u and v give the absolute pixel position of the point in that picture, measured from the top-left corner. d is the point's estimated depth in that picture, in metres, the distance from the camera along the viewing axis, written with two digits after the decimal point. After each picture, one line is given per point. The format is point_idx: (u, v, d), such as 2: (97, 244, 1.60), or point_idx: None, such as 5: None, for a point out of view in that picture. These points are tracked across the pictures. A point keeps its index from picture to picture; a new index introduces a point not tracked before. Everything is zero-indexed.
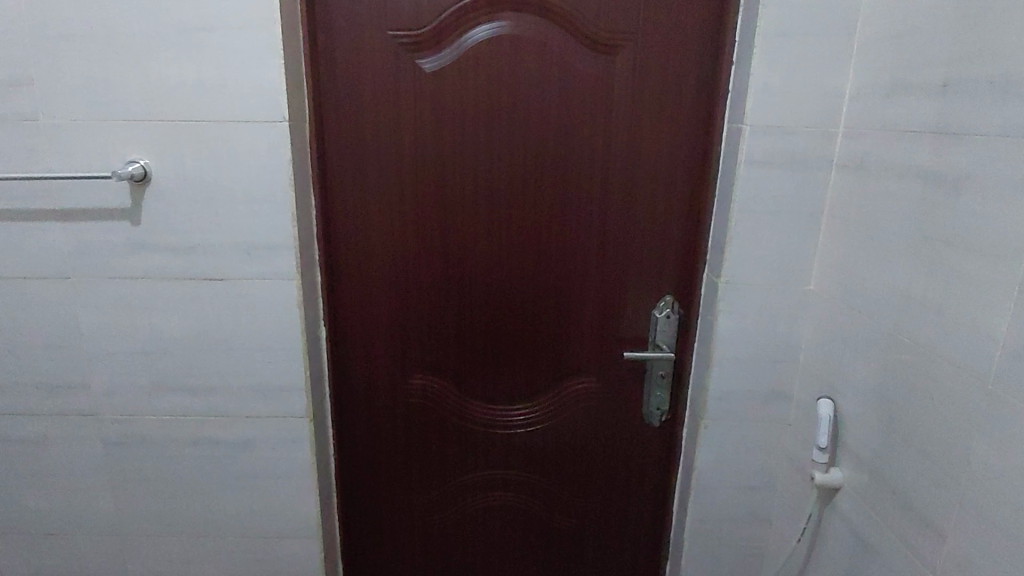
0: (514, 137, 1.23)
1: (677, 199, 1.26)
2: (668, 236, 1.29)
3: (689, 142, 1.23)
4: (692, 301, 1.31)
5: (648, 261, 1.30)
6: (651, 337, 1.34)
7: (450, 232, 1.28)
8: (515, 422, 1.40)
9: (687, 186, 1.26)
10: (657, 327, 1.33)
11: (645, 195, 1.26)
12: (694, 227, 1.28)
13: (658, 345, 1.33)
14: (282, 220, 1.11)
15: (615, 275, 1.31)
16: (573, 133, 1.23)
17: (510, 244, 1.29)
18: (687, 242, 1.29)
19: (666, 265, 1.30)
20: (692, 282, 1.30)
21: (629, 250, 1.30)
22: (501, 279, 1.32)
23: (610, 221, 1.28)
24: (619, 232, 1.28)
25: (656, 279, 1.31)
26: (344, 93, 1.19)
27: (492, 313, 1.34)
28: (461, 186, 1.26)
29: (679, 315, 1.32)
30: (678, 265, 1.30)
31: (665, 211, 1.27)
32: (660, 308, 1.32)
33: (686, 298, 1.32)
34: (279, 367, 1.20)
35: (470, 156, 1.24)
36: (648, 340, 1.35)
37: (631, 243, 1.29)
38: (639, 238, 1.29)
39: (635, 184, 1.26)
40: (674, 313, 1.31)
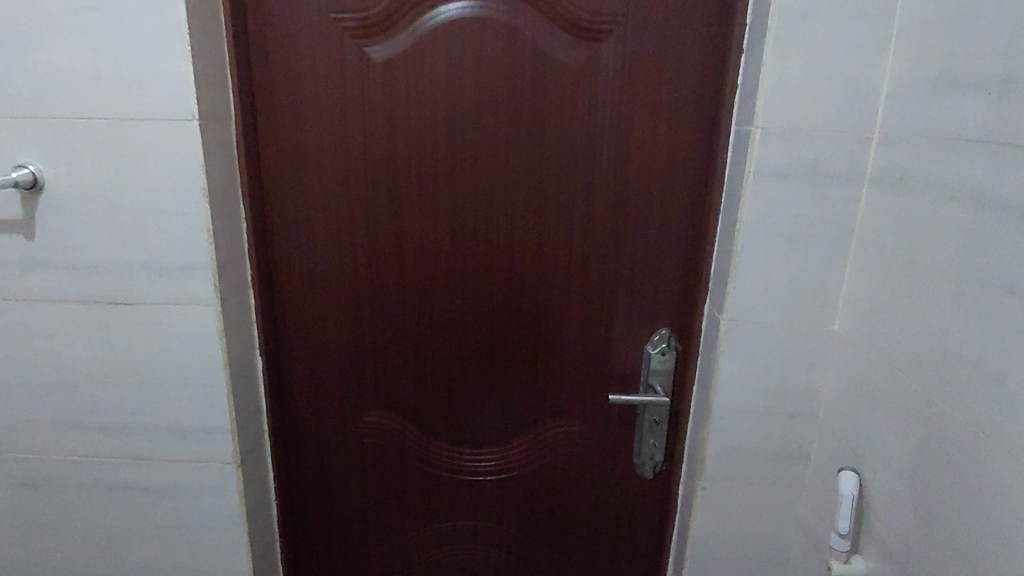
0: (480, 140, 1.04)
1: (675, 215, 1.06)
2: (665, 259, 1.08)
3: (690, 148, 1.03)
4: (691, 335, 1.10)
5: (639, 288, 1.10)
6: (644, 376, 1.14)
7: (407, 251, 1.10)
8: (485, 468, 1.21)
9: (687, 201, 1.05)
10: (651, 365, 1.13)
11: (635, 209, 1.06)
12: (696, 249, 1.07)
13: (653, 387, 1.13)
14: (195, 236, 0.95)
15: (601, 304, 1.11)
16: (550, 137, 1.03)
17: (477, 266, 1.11)
18: (687, 266, 1.08)
19: (661, 293, 1.10)
20: (693, 314, 1.09)
21: (617, 275, 1.10)
22: (467, 304, 1.13)
23: (594, 240, 1.08)
24: (604, 254, 1.09)
25: (649, 309, 1.11)
26: (282, 89, 1.02)
27: (457, 343, 1.15)
28: (418, 197, 1.07)
29: (677, 352, 1.12)
30: (676, 293, 1.10)
31: (661, 229, 1.07)
32: (654, 342, 1.12)
33: (686, 331, 1.11)
34: (199, 405, 1.03)
35: (427, 163, 1.05)
36: (639, 380, 1.15)
37: (618, 266, 1.09)
38: (629, 261, 1.09)
39: (624, 198, 1.06)
40: (670, 350, 1.11)
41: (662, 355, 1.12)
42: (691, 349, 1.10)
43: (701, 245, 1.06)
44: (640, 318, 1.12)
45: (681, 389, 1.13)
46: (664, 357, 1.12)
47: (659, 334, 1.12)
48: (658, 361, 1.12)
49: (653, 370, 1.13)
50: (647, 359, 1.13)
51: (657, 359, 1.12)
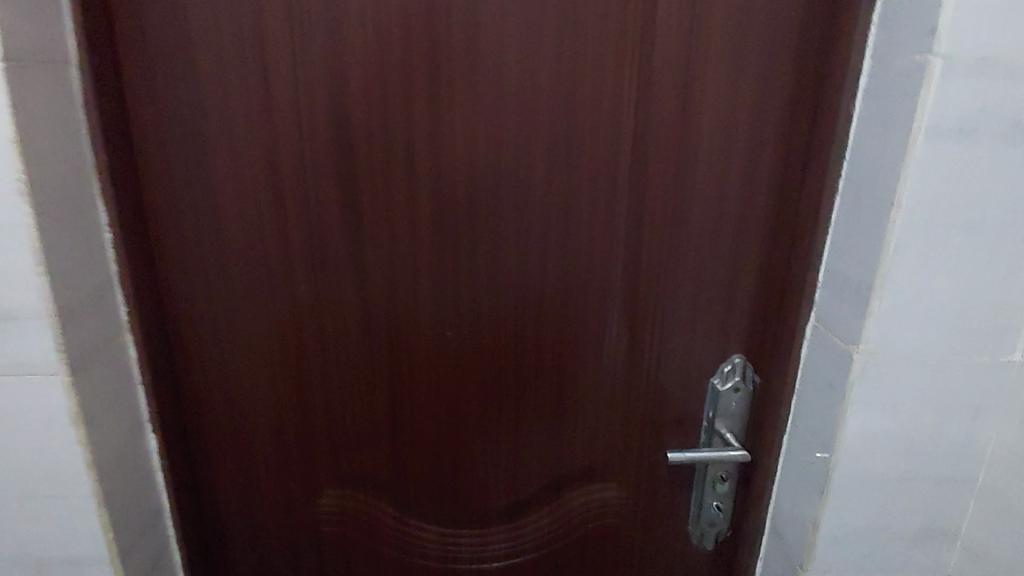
0: (476, 96, 0.68)
1: (761, 198, 0.74)
2: (744, 262, 0.76)
3: (786, 100, 0.70)
4: (779, 366, 0.79)
5: (707, 304, 0.78)
6: (707, 420, 0.83)
7: (370, 267, 0.74)
8: (491, 553, 0.88)
9: (777, 180, 0.73)
10: (718, 406, 0.82)
11: (703, 193, 0.73)
12: (791, 246, 0.74)
13: (721, 435, 0.82)
14: (14, 266, 0.57)
15: (652, 329, 0.79)
16: (583, 92, 0.69)
17: (474, 285, 0.75)
18: (776, 270, 0.76)
19: (737, 309, 0.78)
20: (781, 338, 0.78)
21: (676, 288, 0.77)
22: (460, 338, 0.78)
23: (643, 239, 0.75)
24: (659, 257, 0.76)
25: (717, 332, 0.79)
26: (164, 21, 0.65)
27: (447, 393, 0.80)
28: (384, 186, 0.71)
29: (754, 388, 0.81)
30: (756, 309, 0.78)
31: (740, 219, 0.75)
32: (723, 376, 0.80)
33: (769, 360, 0.80)
34: (59, 523, 0.66)
35: (397, 136, 0.69)
36: (700, 423, 0.84)
37: (677, 276, 0.77)
38: (694, 266, 0.76)
39: (689, 177, 0.73)
40: (745, 384, 0.80)
41: (734, 393, 0.81)
42: (777, 384, 0.79)
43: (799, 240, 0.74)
44: (706, 344, 0.80)
45: (760, 438, 0.82)
46: (736, 395, 0.81)
47: (730, 364, 0.80)
48: (728, 401, 0.81)
49: (721, 410, 0.82)
50: (713, 399, 0.82)
51: (727, 396, 0.81)
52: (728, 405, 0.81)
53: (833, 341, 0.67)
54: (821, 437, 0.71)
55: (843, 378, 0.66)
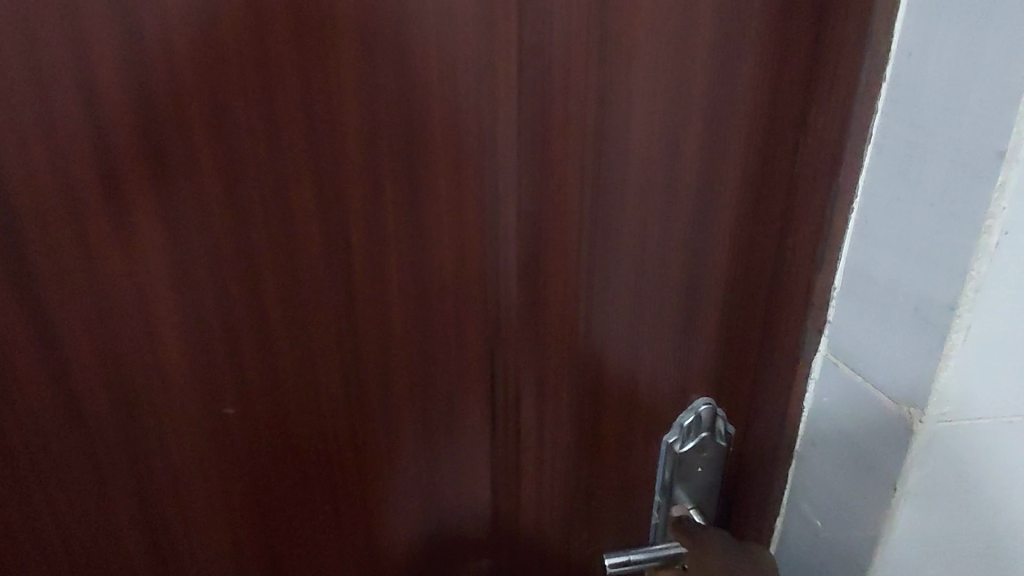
0: (218, 49, 0.34)
1: (742, 193, 0.44)
2: (713, 293, 0.48)
3: (778, 30, 0.40)
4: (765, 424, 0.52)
5: (658, 357, 0.49)
6: (660, 493, 0.55)
7: (62, 356, 0.37)
8: None
9: (765, 131, 0.43)
10: (678, 475, 0.54)
11: (651, 195, 0.44)
12: (783, 257, 0.47)
13: (681, 510, 0.55)
14: None
15: (579, 400, 0.50)
16: (428, 35, 0.37)
17: (284, 360, 0.42)
18: (762, 299, 0.48)
19: (705, 361, 0.50)
20: (762, 372, 0.50)
21: (613, 341, 0.48)
22: (258, 416, 0.43)
23: (558, 267, 0.45)
24: (584, 299, 0.46)
25: (675, 395, 0.51)
26: None
27: (246, 501, 0.45)
28: (61, 238, 0.35)
29: (731, 445, 0.53)
30: (730, 338, 0.49)
31: (709, 229, 0.45)
32: (681, 433, 0.52)
33: (751, 416, 0.52)
34: None
35: (72, 146, 0.33)
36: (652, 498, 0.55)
37: (614, 322, 0.47)
38: (640, 308, 0.47)
39: (625, 168, 0.42)
40: (719, 437, 0.53)
41: (700, 459, 0.53)
42: (766, 437, 0.53)
43: (796, 245, 0.46)
44: (654, 397, 0.51)
45: (742, 512, 0.56)
46: (705, 461, 0.53)
47: (693, 416, 0.52)
48: (693, 466, 0.54)
49: (685, 475, 0.54)
50: (669, 465, 0.54)
51: (692, 454, 0.53)
52: (694, 474, 0.54)
53: (857, 380, 0.42)
54: (830, 522, 0.46)
55: (882, 448, 0.40)
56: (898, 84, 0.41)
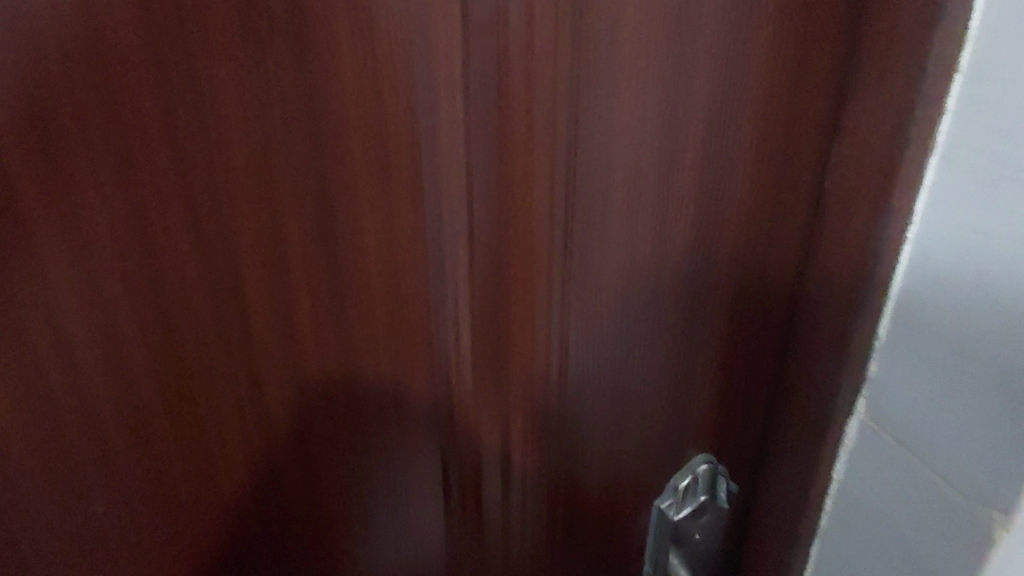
0: (38, 83, 0.23)
1: (726, 220, 0.39)
2: (701, 329, 0.42)
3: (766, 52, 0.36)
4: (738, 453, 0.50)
5: (643, 411, 0.43)
6: (651, 562, 0.49)
7: None
8: None
9: (749, 141, 0.38)
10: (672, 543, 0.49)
11: (635, 233, 0.36)
12: (764, 274, 0.43)
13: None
14: None
15: (558, 483, 0.42)
16: (341, 61, 0.28)
17: (177, 471, 0.32)
18: (740, 329, 0.44)
19: (687, 404, 0.44)
20: (744, 394, 0.47)
21: (597, 407, 0.40)
22: (148, 510, 0.32)
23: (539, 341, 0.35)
24: (565, 369, 0.38)
25: (658, 448, 0.45)
26: None
27: None
28: None
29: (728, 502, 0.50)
30: (716, 368, 0.44)
31: (693, 263, 0.40)
32: (676, 500, 0.47)
33: (732, 458, 0.49)
34: None
35: None
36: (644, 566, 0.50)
37: (597, 387, 0.40)
38: (624, 362, 0.40)
39: (605, 197, 0.34)
40: (716, 490, 0.49)
41: (693, 524, 0.49)
42: (744, 479, 0.50)
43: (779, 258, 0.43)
44: (644, 448, 0.44)
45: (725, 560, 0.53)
46: (697, 524, 0.49)
47: (688, 479, 0.47)
48: (689, 530, 0.49)
49: (685, 534, 0.49)
50: (663, 534, 0.48)
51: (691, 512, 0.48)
52: (687, 536, 0.49)
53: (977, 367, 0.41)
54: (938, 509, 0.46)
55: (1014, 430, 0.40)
56: (974, 84, 0.39)
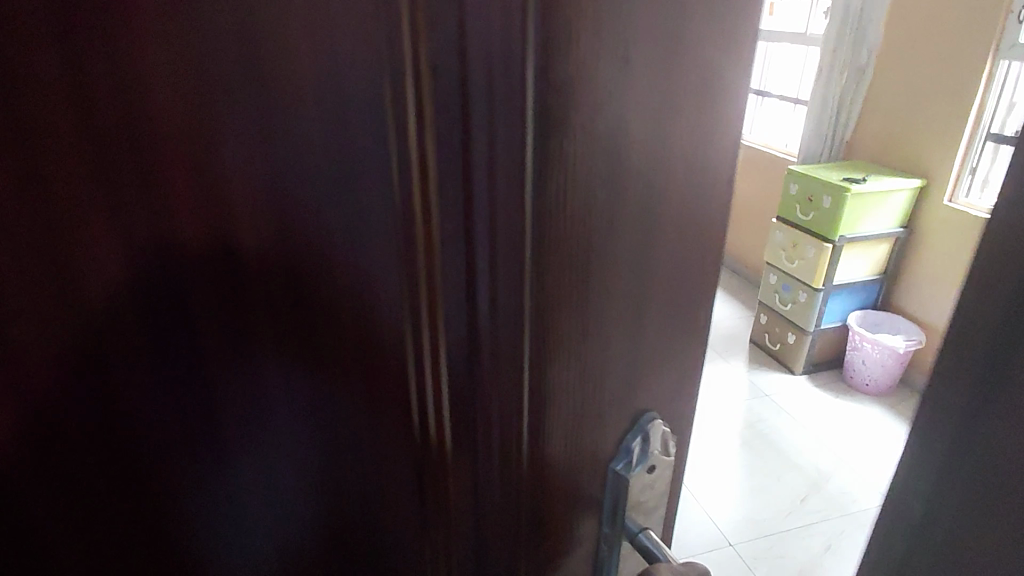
0: None
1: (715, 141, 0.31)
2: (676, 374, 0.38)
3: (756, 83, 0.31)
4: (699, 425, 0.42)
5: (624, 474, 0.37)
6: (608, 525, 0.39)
7: None
8: None
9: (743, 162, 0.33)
10: (628, 508, 0.38)
11: (613, 152, 0.27)
12: None
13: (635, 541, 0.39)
14: None
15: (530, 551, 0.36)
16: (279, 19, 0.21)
17: (40, 403, 0.23)
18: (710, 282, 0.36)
19: (651, 377, 0.36)
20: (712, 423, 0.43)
21: (555, 380, 0.31)
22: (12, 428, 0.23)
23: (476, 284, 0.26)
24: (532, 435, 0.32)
25: (621, 433, 0.36)
26: None
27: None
28: None
29: (668, 451, 0.39)
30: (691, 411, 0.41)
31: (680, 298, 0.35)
32: (630, 460, 0.37)
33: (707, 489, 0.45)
34: None
35: None
36: (603, 524, 0.39)
37: (552, 354, 0.30)
38: (584, 340, 0.31)
39: (594, 250, 0.29)
40: (658, 437, 0.38)
41: (647, 488, 0.39)
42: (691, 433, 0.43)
43: None
44: (638, 507, 0.39)
45: (671, 524, 0.43)
46: (651, 488, 0.39)
47: (639, 436, 0.37)
48: (644, 497, 0.39)
49: (634, 491, 0.38)
50: (615, 503, 0.38)
51: (636, 467, 0.37)
52: (639, 505, 0.39)
53: None
54: None
55: None
56: None
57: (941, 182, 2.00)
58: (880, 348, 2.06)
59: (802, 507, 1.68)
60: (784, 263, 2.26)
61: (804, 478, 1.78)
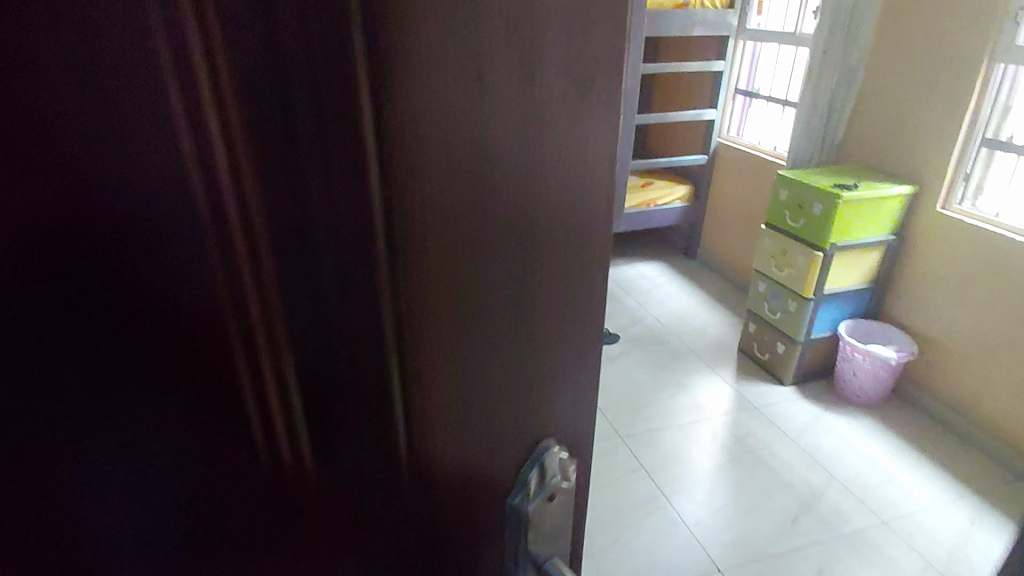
0: None
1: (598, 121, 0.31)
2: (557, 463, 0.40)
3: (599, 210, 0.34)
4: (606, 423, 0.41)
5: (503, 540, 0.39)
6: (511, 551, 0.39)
7: None
8: None
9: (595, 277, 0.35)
10: (531, 539, 0.38)
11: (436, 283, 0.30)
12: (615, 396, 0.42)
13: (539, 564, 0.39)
14: None
15: None
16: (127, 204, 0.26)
17: None
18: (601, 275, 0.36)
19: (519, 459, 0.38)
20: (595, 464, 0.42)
21: (403, 470, 0.34)
22: None
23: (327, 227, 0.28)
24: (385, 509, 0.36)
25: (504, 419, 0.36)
26: None
27: None
28: None
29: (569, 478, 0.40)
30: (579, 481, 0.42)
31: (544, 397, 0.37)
32: (526, 491, 0.38)
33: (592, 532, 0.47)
34: None
35: None
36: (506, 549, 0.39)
37: (417, 323, 0.30)
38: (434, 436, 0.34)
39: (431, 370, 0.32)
40: (558, 466, 0.39)
41: (520, 471, 0.38)
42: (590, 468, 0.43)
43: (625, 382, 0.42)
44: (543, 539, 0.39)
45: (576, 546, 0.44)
46: (527, 473, 0.38)
47: (536, 468, 0.38)
48: (545, 524, 0.39)
49: (537, 518, 0.38)
50: (522, 542, 0.38)
51: (536, 496, 0.38)
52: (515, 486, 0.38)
53: None
54: None
55: None
56: None
57: (933, 189, 1.95)
58: (872, 359, 1.99)
59: (792, 528, 1.61)
60: (773, 271, 2.19)
61: (793, 497, 1.71)
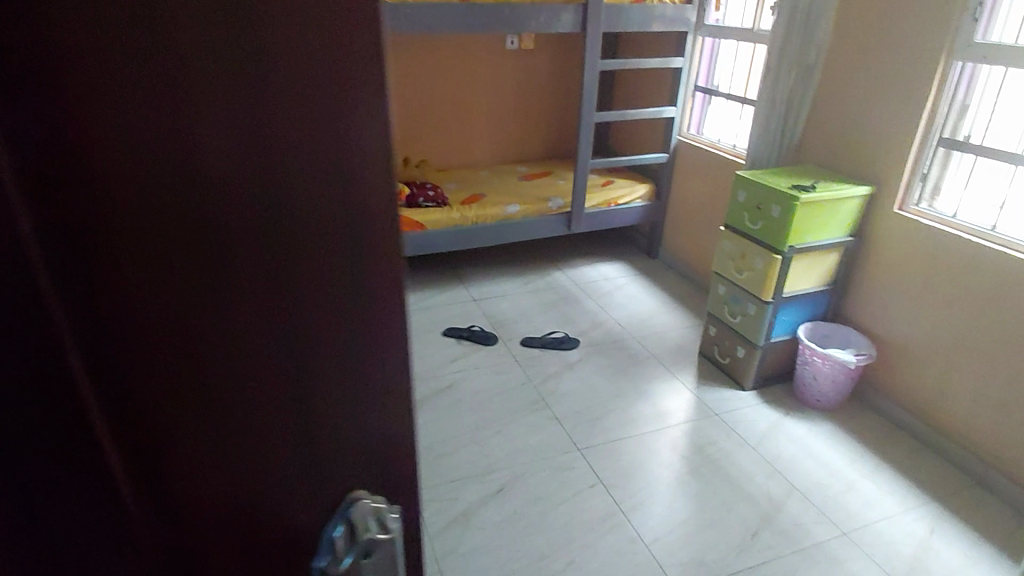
0: None
1: (340, 206, 0.37)
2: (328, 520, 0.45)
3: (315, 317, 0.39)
4: (374, 472, 0.46)
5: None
6: None
7: None
8: None
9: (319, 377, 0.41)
10: None
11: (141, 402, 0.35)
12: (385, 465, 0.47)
13: None
14: None
15: None
16: None
17: None
18: (341, 358, 0.41)
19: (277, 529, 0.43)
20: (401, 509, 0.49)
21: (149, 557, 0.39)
22: None
23: (57, 255, 0.31)
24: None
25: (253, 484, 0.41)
26: None
27: None
28: None
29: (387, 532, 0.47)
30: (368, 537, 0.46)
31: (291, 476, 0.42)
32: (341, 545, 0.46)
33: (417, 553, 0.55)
34: None
35: None
36: None
37: (154, 379, 0.35)
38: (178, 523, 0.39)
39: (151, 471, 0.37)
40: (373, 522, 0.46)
41: (283, 511, 0.43)
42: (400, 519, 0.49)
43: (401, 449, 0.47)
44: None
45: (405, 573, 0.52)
46: (290, 512, 0.43)
47: (343, 525, 0.45)
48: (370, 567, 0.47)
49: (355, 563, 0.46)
50: None
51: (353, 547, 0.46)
52: (269, 512, 0.42)
53: None
54: None
55: None
56: None
57: (890, 189, 1.92)
58: (831, 363, 1.95)
59: (752, 543, 1.56)
60: (731, 274, 2.14)
61: (753, 509, 1.66)
